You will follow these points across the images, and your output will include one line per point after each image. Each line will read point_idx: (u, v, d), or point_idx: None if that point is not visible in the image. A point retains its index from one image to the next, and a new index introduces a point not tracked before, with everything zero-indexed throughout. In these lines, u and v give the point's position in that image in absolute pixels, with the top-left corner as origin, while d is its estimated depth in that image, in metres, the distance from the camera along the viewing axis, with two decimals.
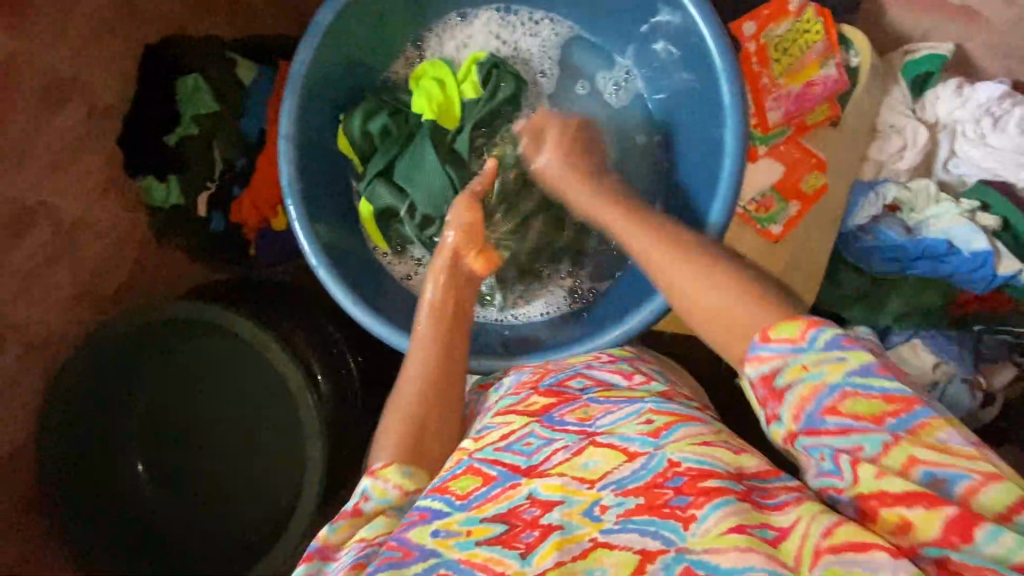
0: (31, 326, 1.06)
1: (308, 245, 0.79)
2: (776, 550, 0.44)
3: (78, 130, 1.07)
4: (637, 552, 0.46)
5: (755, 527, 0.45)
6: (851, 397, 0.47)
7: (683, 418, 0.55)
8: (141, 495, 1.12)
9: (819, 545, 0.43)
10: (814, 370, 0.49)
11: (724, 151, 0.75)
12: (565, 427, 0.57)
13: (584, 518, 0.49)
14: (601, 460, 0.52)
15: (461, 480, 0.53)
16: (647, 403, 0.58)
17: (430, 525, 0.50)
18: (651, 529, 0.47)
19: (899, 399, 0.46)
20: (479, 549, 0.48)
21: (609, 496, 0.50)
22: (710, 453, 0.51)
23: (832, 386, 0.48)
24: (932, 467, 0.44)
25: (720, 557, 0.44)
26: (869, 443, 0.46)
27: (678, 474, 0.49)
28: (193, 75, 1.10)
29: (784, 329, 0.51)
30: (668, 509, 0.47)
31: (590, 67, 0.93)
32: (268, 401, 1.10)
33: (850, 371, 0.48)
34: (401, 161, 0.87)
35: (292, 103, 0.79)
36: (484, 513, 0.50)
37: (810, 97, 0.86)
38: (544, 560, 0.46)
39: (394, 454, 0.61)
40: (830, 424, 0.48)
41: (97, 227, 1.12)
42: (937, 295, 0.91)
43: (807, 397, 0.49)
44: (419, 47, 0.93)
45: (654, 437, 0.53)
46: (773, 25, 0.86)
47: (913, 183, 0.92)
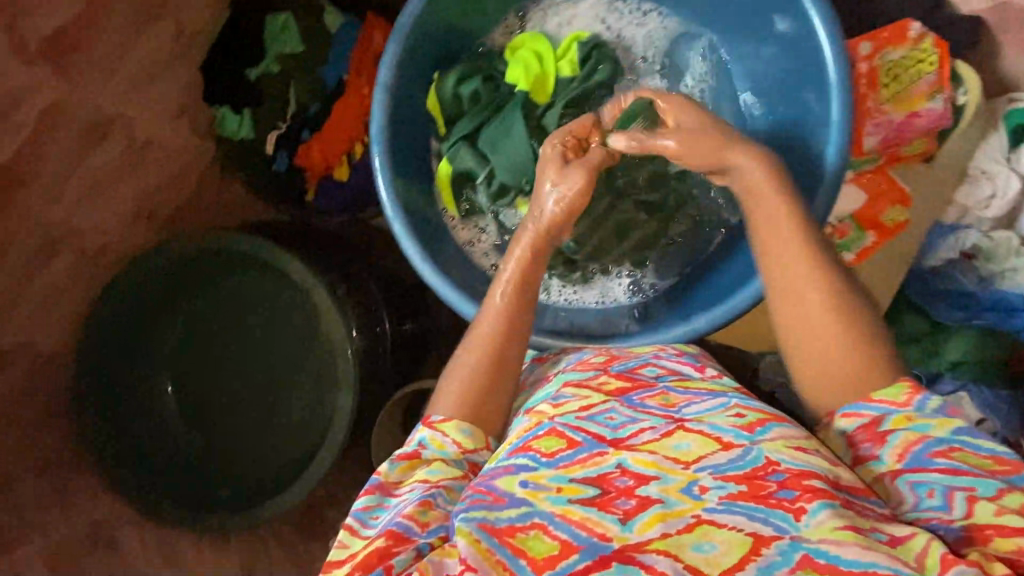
0: (95, 234, 1.12)
1: (386, 196, 0.79)
2: (895, 551, 0.42)
3: (165, 51, 1.11)
4: (748, 535, 0.42)
5: (869, 530, 0.42)
6: (959, 451, 0.48)
7: (776, 419, 0.51)
8: (168, 415, 1.15)
9: (947, 554, 0.41)
10: (919, 422, 0.50)
11: (822, 170, 0.74)
12: (648, 410, 0.54)
13: (682, 495, 0.45)
14: (693, 443, 0.49)
15: (545, 439, 0.51)
16: (734, 398, 0.54)
17: (518, 476, 0.48)
18: (760, 516, 0.43)
19: (1008, 461, 0.47)
20: (574, 506, 0.45)
21: (707, 479, 0.46)
22: (810, 459, 0.46)
23: (940, 438, 0.49)
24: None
25: (842, 549, 0.40)
26: (984, 485, 0.45)
27: (779, 470, 0.45)
28: (284, 14, 1.12)
29: (887, 390, 0.52)
30: (774, 500, 0.43)
31: (686, 66, 0.92)
32: (305, 348, 1.12)
33: (958, 428, 0.49)
34: (488, 128, 0.87)
35: (394, 52, 0.79)
36: (573, 474, 0.47)
37: (911, 127, 0.84)
38: (648, 529, 0.43)
39: (453, 410, 0.60)
40: (939, 465, 0.47)
41: (166, 149, 1.16)
42: (999, 350, 0.89)
43: (912, 443, 0.49)
44: (520, 17, 0.92)
45: (748, 432, 0.49)
46: (889, 48, 0.84)
47: (996, 234, 0.89)
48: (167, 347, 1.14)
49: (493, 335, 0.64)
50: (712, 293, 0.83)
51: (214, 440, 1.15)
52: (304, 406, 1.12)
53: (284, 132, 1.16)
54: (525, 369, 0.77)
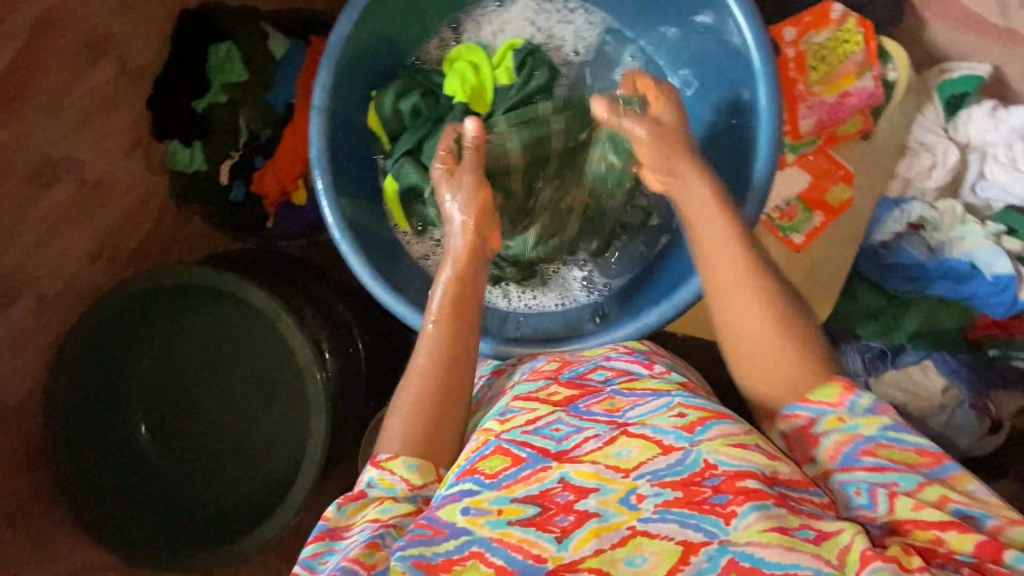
0: (50, 278, 1.07)
1: (331, 217, 0.79)
2: (819, 548, 0.45)
3: (109, 88, 1.07)
4: (678, 543, 0.46)
5: (796, 529, 0.46)
6: (886, 448, 0.51)
7: (715, 415, 0.55)
8: (146, 456, 1.13)
9: (866, 551, 0.44)
10: (851, 423, 0.53)
11: (758, 154, 0.75)
12: (594, 417, 0.59)
13: (620, 507, 0.49)
14: (635, 450, 0.53)
15: (490, 460, 0.55)
16: (676, 397, 0.59)
17: (460, 504, 0.51)
18: (691, 522, 0.47)
19: (930, 452, 0.51)
20: (512, 528, 0.49)
21: (645, 487, 0.50)
22: (748, 457, 0.50)
23: (868, 437, 0.52)
24: (962, 505, 0.47)
25: (764, 551, 0.44)
26: (905, 480, 0.49)
27: (716, 473, 0.49)
28: (226, 43, 1.10)
29: (824, 392, 0.56)
30: (708, 505, 0.47)
31: (620, 61, 0.93)
32: (273, 375, 1.11)
33: (885, 425, 0.53)
34: (430, 141, 0.86)
35: (327, 73, 0.79)
36: (515, 493, 0.51)
37: (843, 107, 0.85)
38: (582, 546, 0.47)
39: (403, 433, 0.60)
40: (866, 463, 0.51)
41: (120, 187, 1.13)
42: (957, 318, 0.91)
43: (843, 443, 0.53)
44: (454, 29, 0.93)
45: (688, 432, 0.53)
46: (813, 32, 0.86)
47: (940, 204, 0.91)
48: (136, 385, 1.12)
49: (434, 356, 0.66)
50: (661, 285, 0.84)
51: (198, 476, 1.13)
52: (278, 431, 1.11)
53: (238, 162, 1.15)
54: (483, 384, 0.76)
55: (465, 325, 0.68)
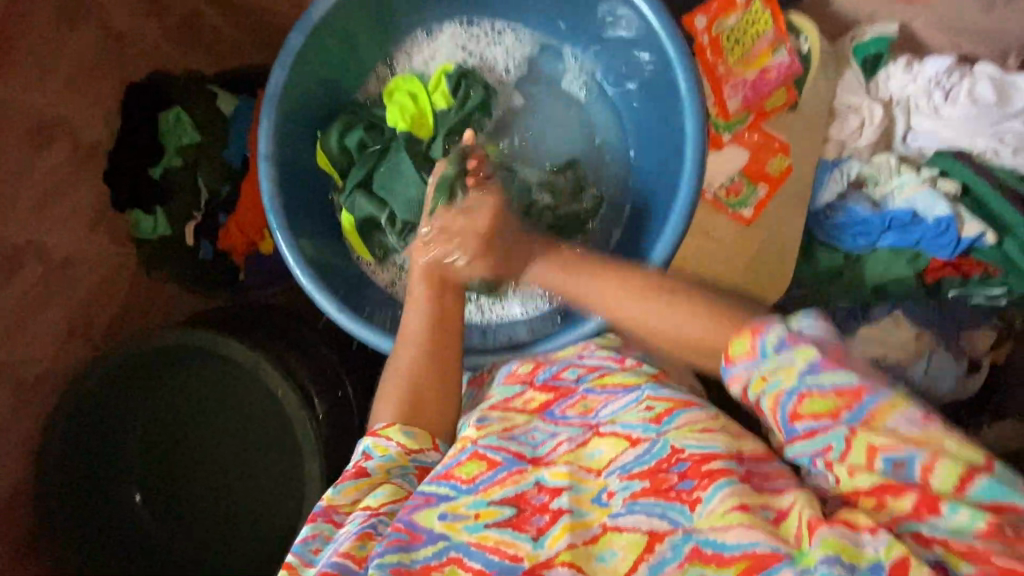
0: (26, 364, 1.04)
1: (292, 258, 0.81)
2: (777, 529, 0.47)
3: (64, 170, 1.06)
4: (644, 533, 0.50)
5: (758, 508, 0.48)
6: (809, 399, 0.47)
7: (683, 404, 0.60)
8: (146, 528, 1.10)
9: (812, 520, 0.46)
10: (772, 380, 0.49)
11: (688, 140, 0.78)
12: (568, 421, 0.64)
13: (591, 505, 0.54)
14: (605, 449, 0.59)
15: (466, 465, 0.57)
16: (645, 390, 0.63)
17: (437, 509, 0.54)
18: (658, 511, 0.51)
19: (850, 392, 0.47)
20: (489, 531, 0.52)
21: (615, 483, 0.55)
22: (714, 439, 0.55)
23: (791, 392, 0.48)
24: (890, 453, 0.45)
25: (725, 534, 0.47)
26: (836, 442, 0.47)
27: (683, 458, 0.54)
28: (175, 108, 1.13)
29: (738, 346, 0.51)
30: (674, 492, 0.52)
31: (551, 72, 0.98)
32: (263, 428, 1.10)
33: (802, 373, 0.48)
34: (380, 171, 0.90)
35: (269, 122, 0.81)
36: (491, 496, 0.55)
37: (766, 83, 0.90)
38: (556, 542, 0.51)
39: (394, 416, 0.65)
40: (799, 430, 0.48)
41: (85, 265, 1.11)
42: (909, 265, 0.94)
43: (771, 408, 0.49)
44: (389, 65, 0.97)
45: (655, 424, 0.58)
46: (724, 17, 0.89)
47: (874, 159, 0.96)
48: (133, 458, 1.10)
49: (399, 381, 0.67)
50: None
51: (202, 540, 1.11)
52: (274, 485, 1.10)
53: (202, 221, 1.17)
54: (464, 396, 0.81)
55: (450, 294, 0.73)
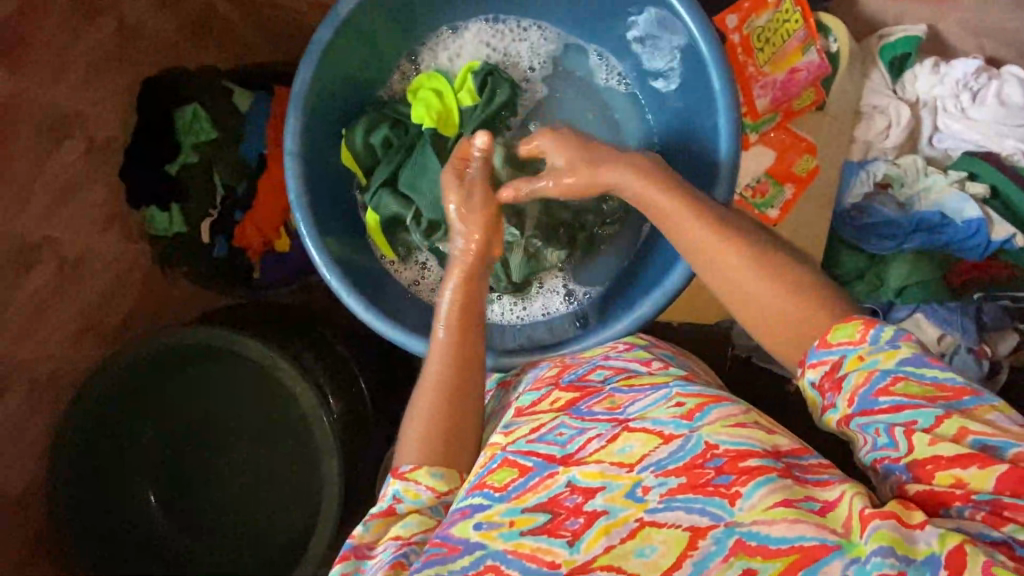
0: (42, 361, 1.03)
1: (319, 257, 0.80)
2: (824, 519, 0.46)
3: (80, 166, 1.05)
4: (686, 529, 0.48)
5: (801, 500, 0.47)
6: (903, 381, 0.50)
7: (713, 400, 0.58)
8: (159, 526, 1.10)
9: (864, 511, 0.45)
10: (869, 359, 0.52)
11: (720, 139, 0.78)
12: (595, 416, 0.61)
13: (626, 501, 0.51)
14: (637, 444, 0.55)
15: (498, 473, 0.56)
16: (673, 388, 0.62)
17: (472, 519, 0.53)
18: (696, 506, 0.49)
19: (951, 386, 0.49)
20: (525, 538, 0.51)
21: (650, 478, 0.52)
22: (744, 433, 0.53)
23: (885, 371, 0.51)
24: (983, 437, 0.46)
25: (770, 527, 0.46)
26: (923, 417, 0.48)
27: (718, 454, 0.52)
28: (193, 104, 1.11)
29: (842, 331, 0.54)
30: (712, 487, 0.50)
31: (577, 69, 0.97)
32: (280, 433, 1.09)
33: (904, 359, 0.51)
34: (406, 170, 0.89)
35: (296, 118, 0.81)
36: (525, 503, 0.53)
37: (795, 82, 0.89)
38: (593, 546, 0.49)
39: (421, 458, 0.63)
40: (883, 404, 0.50)
41: (99, 262, 1.10)
42: (936, 267, 0.93)
43: (861, 382, 0.51)
44: (413, 61, 0.95)
45: (687, 420, 0.56)
46: (754, 16, 0.88)
47: (901, 159, 0.96)
48: (150, 459, 1.09)
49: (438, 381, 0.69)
50: (636, 290, 0.87)
51: (219, 541, 1.11)
52: (287, 491, 1.09)
53: (217, 218, 1.15)
54: (492, 398, 0.80)
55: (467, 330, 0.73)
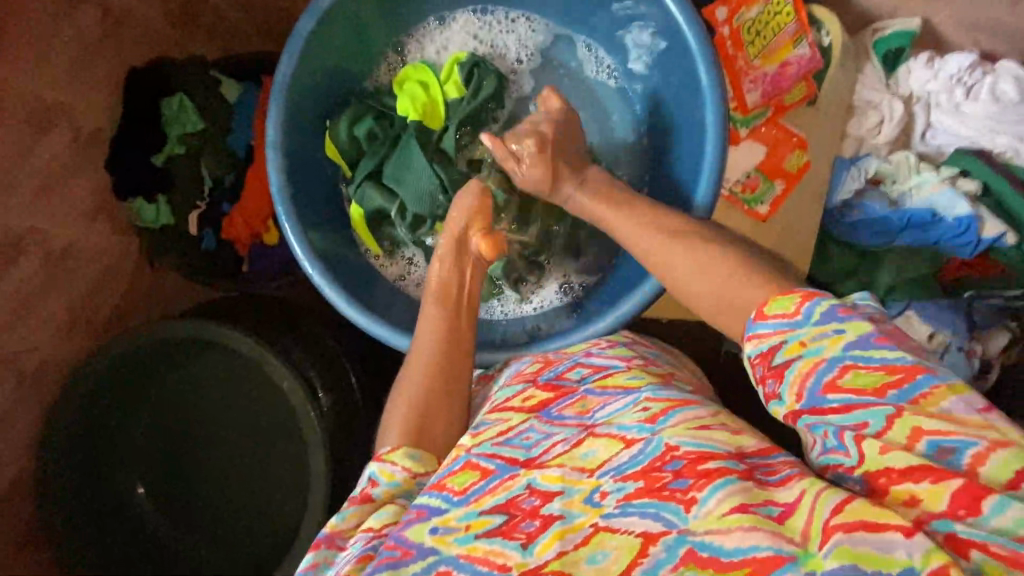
0: (29, 354, 1.02)
1: (301, 251, 0.79)
2: (782, 527, 0.45)
3: (64, 158, 1.03)
4: (638, 535, 0.48)
5: (758, 505, 0.46)
6: (851, 371, 0.49)
7: (679, 404, 0.57)
8: (146, 518, 1.10)
9: (828, 523, 0.43)
10: (813, 346, 0.51)
11: (707, 134, 0.77)
12: (564, 421, 0.61)
13: (584, 506, 0.51)
14: (600, 449, 0.55)
15: (459, 475, 0.55)
16: (643, 393, 0.60)
17: (428, 523, 0.52)
18: (651, 511, 0.48)
19: (900, 369, 0.47)
20: (478, 542, 0.50)
21: (608, 483, 0.52)
22: (713, 438, 0.52)
23: (831, 360, 0.50)
24: (938, 437, 0.44)
25: (724, 538, 0.45)
26: (874, 418, 0.47)
27: (677, 457, 0.51)
28: (177, 95, 1.09)
29: (779, 305, 0.54)
30: (668, 492, 0.49)
31: (566, 61, 0.95)
32: (267, 426, 1.09)
33: (848, 344, 0.50)
34: (390, 163, 0.88)
35: (276, 110, 0.79)
36: (482, 506, 0.53)
37: (786, 77, 0.88)
38: (546, 550, 0.49)
39: (399, 439, 0.63)
40: (832, 402, 0.49)
41: (85, 255, 1.09)
42: (929, 263, 0.92)
43: (806, 374, 0.51)
44: (399, 52, 0.94)
45: (650, 423, 0.55)
46: (746, 8, 0.87)
47: (893, 156, 0.94)
48: (137, 454, 1.09)
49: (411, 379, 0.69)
50: (624, 286, 0.87)
51: (206, 535, 1.11)
52: (275, 485, 1.09)
53: (206, 210, 1.14)
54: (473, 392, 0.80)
55: (456, 313, 0.74)
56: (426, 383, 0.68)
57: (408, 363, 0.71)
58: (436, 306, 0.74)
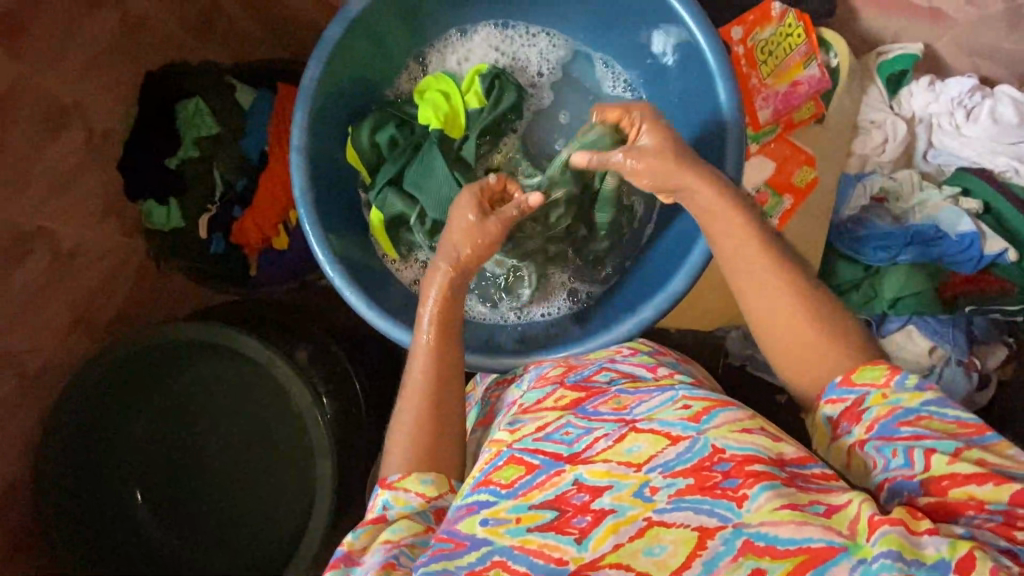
0: (30, 354, 1.01)
1: (322, 254, 0.80)
2: (830, 521, 0.47)
3: (77, 158, 1.03)
4: (694, 528, 0.49)
5: (807, 504, 0.48)
6: (925, 419, 0.52)
7: (719, 404, 0.57)
8: (144, 525, 1.08)
9: (873, 517, 0.46)
10: (893, 397, 0.54)
11: (725, 147, 0.79)
12: (602, 416, 0.60)
13: (633, 500, 0.52)
14: (645, 445, 0.55)
15: (505, 470, 0.56)
16: (680, 390, 0.61)
17: (479, 516, 0.53)
18: (705, 507, 0.49)
19: (970, 423, 0.52)
20: (532, 535, 0.51)
21: (658, 478, 0.52)
22: (752, 440, 0.53)
23: (908, 409, 0.53)
24: (1001, 468, 0.49)
25: (778, 528, 0.47)
26: (944, 446, 0.50)
27: (725, 458, 0.52)
28: (193, 99, 1.10)
29: (869, 372, 0.56)
30: (719, 490, 0.50)
31: (585, 75, 0.98)
32: (271, 431, 1.08)
33: (926, 399, 0.53)
34: (411, 169, 0.89)
35: (302, 116, 0.81)
36: (532, 500, 0.53)
37: (797, 95, 0.91)
38: (601, 544, 0.50)
39: (410, 467, 0.64)
40: (904, 433, 0.52)
41: (94, 255, 1.09)
42: (930, 280, 0.94)
43: (882, 416, 0.54)
44: (421, 62, 0.96)
45: (695, 422, 0.56)
46: (758, 29, 0.90)
47: (896, 174, 0.98)
48: (138, 459, 1.08)
49: (427, 372, 0.70)
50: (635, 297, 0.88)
51: (206, 541, 1.09)
52: (276, 491, 1.08)
53: (216, 214, 1.14)
54: (489, 395, 0.81)
55: (451, 344, 0.72)
56: (420, 416, 0.68)
57: (402, 396, 0.70)
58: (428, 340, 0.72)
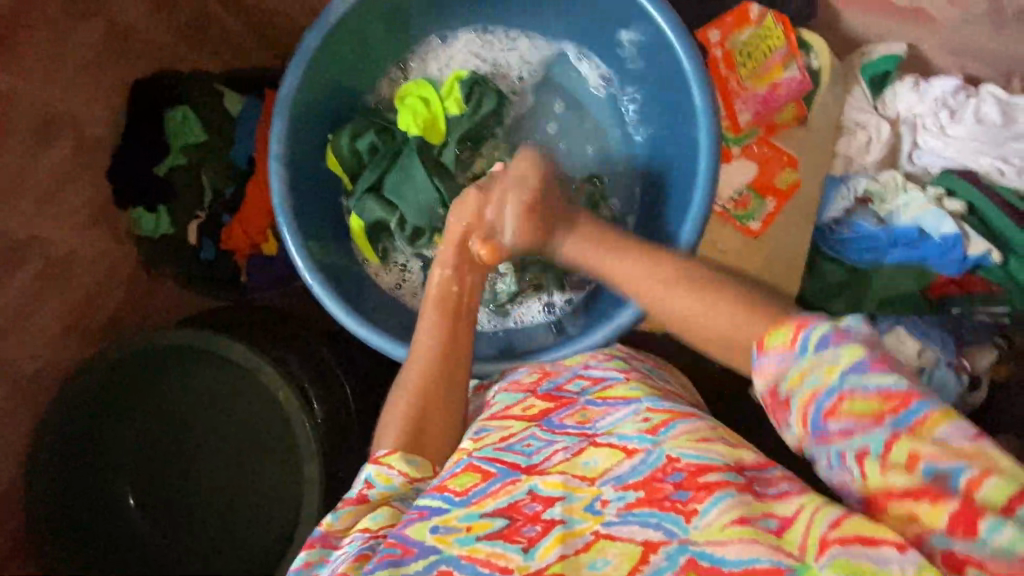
0: (21, 361, 1.02)
1: (301, 262, 0.80)
2: (781, 541, 0.47)
3: (66, 168, 1.04)
4: (639, 543, 0.49)
5: (758, 519, 0.48)
6: (848, 399, 0.46)
7: (678, 415, 0.59)
8: (136, 531, 1.09)
9: (827, 535, 0.45)
10: (810, 376, 0.48)
11: (700, 150, 0.79)
12: (565, 429, 0.62)
13: (584, 513, 0.52)
14: (600, 458, 0.56)
15: (460, 477, 0.57)
16: (644, 402, 0.62)
17: (429, 522, 0.53)
18: (652, 521, 0.50)
19: (897, 395, 0.45)
20: (480, 544, 0.51)
21: (609, 492, 0.53)
22: (710, 449, 0.54)
23: (829, 389, 0.47)
24: (935, 463, 0.43)
25: (726, 549, 0.47)
26: (873, 443, 0.45)
27: (678, 470, 0.52)
28: (182, 107, 1.10)
29: (776, 338, 0.51)
30: (668, 502, 0.50)
31: (566, 79, 0.98)
32: (261, 436, 1.08)
33: (845, 371, 0.47)
34: (391, 176, 0.90)
35: (280, 123, 0.81)
36: (484, 508, 0.54)
37: (776, 97, 0.90)
38: (548, 554, 0.49)
39: (396, 443, 0.64)
40: (832, 428, 0.47)
41: (84, 263, 1.10)
42: (915, 280, 0.95)
43: (806, 403, 0.48)
44: (402, 68, 0.96)
45: (651, 434, 0.56)
46: (737, 32, 0.90)
47: (881, 175, 0.96)
48: (129, 466, 1.08)
49: (430, 343, 0.74)
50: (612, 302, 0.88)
51: (197, 546, 1.09)
52: (265, 495, 1.08)
53: (205, 220, 1.14)
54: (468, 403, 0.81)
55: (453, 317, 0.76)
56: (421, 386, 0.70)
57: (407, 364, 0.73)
58: (434, 314, 0.76)
